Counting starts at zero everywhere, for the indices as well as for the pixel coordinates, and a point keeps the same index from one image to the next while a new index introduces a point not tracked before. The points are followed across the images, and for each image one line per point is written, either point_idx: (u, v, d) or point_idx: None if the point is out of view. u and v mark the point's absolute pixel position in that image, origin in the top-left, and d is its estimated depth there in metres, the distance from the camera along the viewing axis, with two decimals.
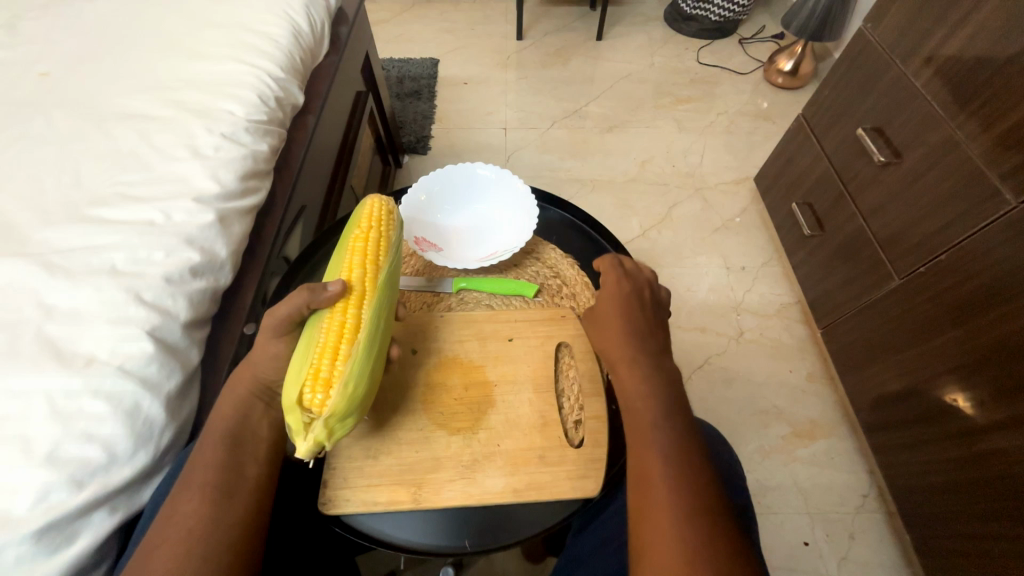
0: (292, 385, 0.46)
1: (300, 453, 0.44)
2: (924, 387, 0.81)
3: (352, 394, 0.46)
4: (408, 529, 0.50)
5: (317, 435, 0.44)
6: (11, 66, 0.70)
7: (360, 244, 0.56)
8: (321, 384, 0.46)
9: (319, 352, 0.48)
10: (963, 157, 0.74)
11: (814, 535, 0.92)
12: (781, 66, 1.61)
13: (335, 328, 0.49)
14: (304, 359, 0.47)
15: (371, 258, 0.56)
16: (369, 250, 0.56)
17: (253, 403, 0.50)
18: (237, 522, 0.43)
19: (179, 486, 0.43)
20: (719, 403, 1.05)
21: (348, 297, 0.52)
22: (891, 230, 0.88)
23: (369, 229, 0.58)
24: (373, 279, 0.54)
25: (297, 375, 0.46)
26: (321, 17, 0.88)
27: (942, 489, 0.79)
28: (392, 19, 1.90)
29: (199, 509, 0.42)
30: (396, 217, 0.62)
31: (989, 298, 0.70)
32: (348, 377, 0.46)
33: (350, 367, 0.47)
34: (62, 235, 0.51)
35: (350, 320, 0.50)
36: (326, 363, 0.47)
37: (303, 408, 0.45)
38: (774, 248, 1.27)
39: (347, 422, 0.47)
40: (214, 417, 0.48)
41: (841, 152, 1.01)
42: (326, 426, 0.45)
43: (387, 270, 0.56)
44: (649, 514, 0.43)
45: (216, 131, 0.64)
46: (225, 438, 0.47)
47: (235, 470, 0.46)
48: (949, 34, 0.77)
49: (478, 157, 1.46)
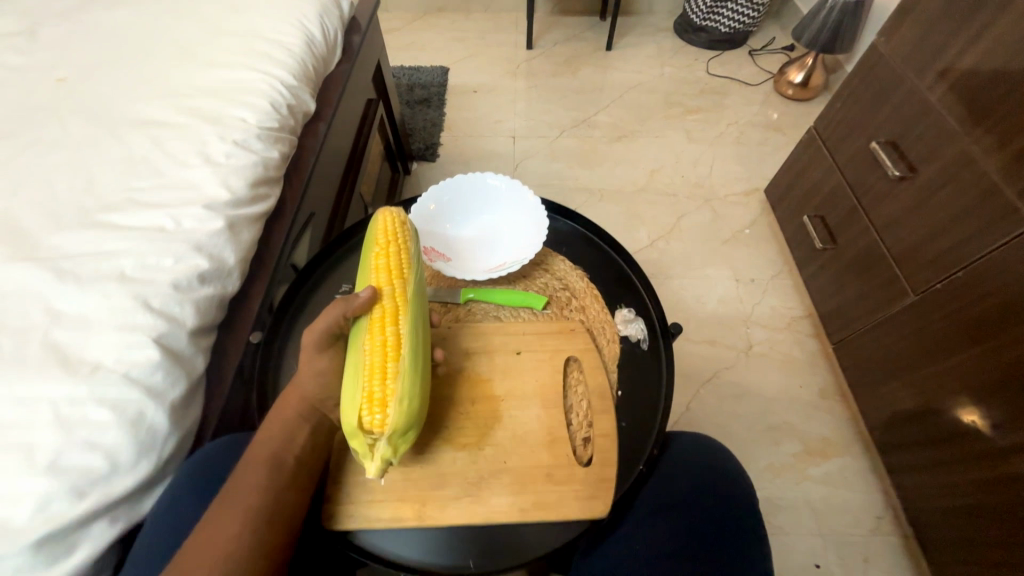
0: (349, 411, 0.46)
1: (371, 474, 0.45)
2: (940, 407, 0.79)
3: (409, 408, 0.46)
4: (418, 551, 0.49)
5: (382, 454, 0.45)
6: (29, 72, 0.71)
7: (383, 260, 0.56)
8: (377, 404, 0.45)
9: (367, 374, 0.47)
10: (980, 172, 0.73)
11: (826, 557, 0.89)
12: (791, 78, 1.61)
13: (378, 348, 0.49)
14: (355, 384, 0.47)
15: (397, 272, 0.55)
16: (392, 265, 0.56)
17: (300, 425, 0.49)
18: (267, 549, 0.42)
19: (218, 507, 0.43)
20: (728, 418, 1.04)
21: (384, 315, 0.51)
22: (906, 245, 0.86)
23: (389, 244, 0.58)
24: (402, 294, 0.54)
25: (351, 400, 0.46)
26: (334, 26, 0.89)
27: (961, 514, 0.76)
28: (402, 28, 1.92)
29: (239, 534, 0.41)
30: (410, 227, 0.62)
31: (1006, 318, 0.68)
32: (402, 392, 0.46)
33: (402, 382, 0.46)
34: (73, 241, 0.52)
35: (390, 338, 0.50)
36: (378, 384, 0.46)
37: (364, 431, 0.45)
38: (785, 261, 1.26)
39: (409, 435, 0.47)
40: (261, 438, 0.48)
41: (854, 165, 1.00)
42: (390, 444, 0.45)
43: (414, 281, 0.55)
44: None
45: (228, 138, 0.64)
46: (268, 457, 0.46)
47: (275, 497, 0.45)
48: (965, 47, 0.76)
49: (487, 165, 1.46)
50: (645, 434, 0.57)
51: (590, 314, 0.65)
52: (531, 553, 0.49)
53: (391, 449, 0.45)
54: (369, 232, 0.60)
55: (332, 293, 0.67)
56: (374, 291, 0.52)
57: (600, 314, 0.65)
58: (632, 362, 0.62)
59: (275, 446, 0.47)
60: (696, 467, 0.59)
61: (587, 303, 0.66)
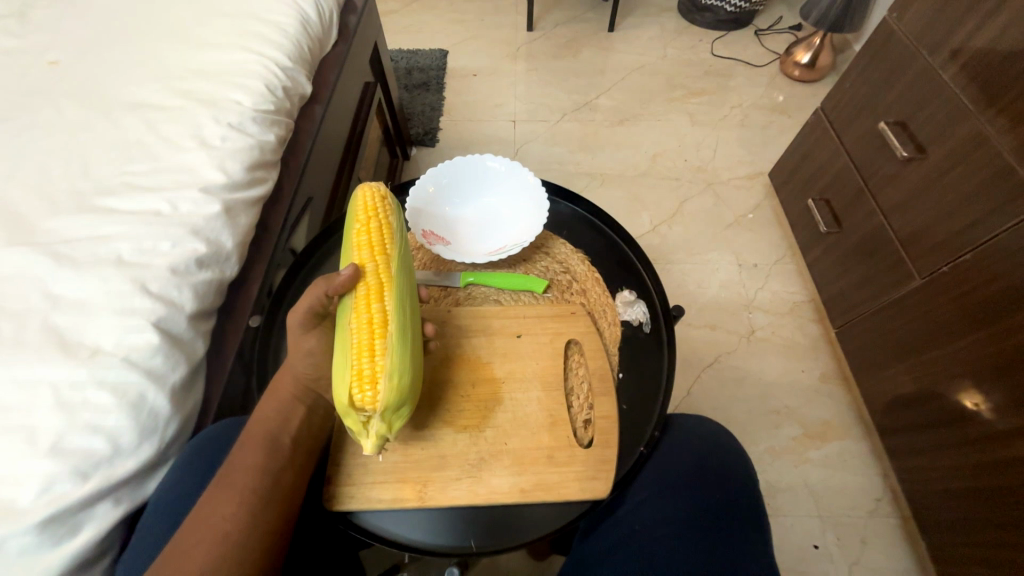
0: (340, 390, 0.46)
1: (368, 450, 0.45)
2: (944, 390, 0.78)
3: (400, 383, 0.45)
4: (418, 531, 0.49)
5: (378, 430, 0.45)
6: (20, 55, 0.70)
7: (364, 237, 0.55)
8: (367, 381, 0.45)
9: (355, 353, 0.47)
10: (991, 153, 0.71)
11: (825, 538, 0.90)
12: (798, 58, 1.57)
13: (364, 325, 0.48)
14: (344, 363, 0.47)
15: (379, 248, 0.54)
16: (374, 241, 0.55)
17: (296, 407, 0.50)
18: (267, 527, 0.43)
19: (217, 486, 0.44)
20: (729, 403, 1.04)
21: (369, 292, 0.51)
22: (913, 228, 0.85)
23: (369, 220, 0.57)
24: (386, 270, 0.53)
25: (341, 380, 0.46)
26: (330, 6, 0.87)
27: (961, 496, 0.77)
28: (400, 10, 1.88)
29: (237, 512, 0.42)
30: (391, 201, 0.61)
31: (1013, 301, 0.67)
32: (391, 368, 0.46)
33: (390, 358, 0.46)
34: (68, 225, 0.51)
35: (376, 314, 0.49)
36: (367, 361, 0.46)
37: (356, 409, 0.45)
38: (788, 245, 1.25)
39: (402, 410, 0.47)
40: (255, 419, 0.48)
41: (860, 146, 0.98)
42: (383, 420, 0.45)
43: (398, 256, 0.54)
44: None
45: (223, 120, 0.63)
46: (265, 439, 0.47)
47: (273, 478, 0.45)
48: (980, 23, 0.73)
49: (487, 150, 1.44)
50: (646, 417, 0.57)
51: (591, 298, 0.64)
52: (530, 533, 0.49)
53: (385, 425, 0.45)
54: (350, 209, 0.59)
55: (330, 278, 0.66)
56: (357, 268, 0.51)
57: (601, 298, 0.64)
58: (633, 345, 0.62)
59: (271, 428, 0.47)
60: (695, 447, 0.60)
61: (589, 287, 0.65)
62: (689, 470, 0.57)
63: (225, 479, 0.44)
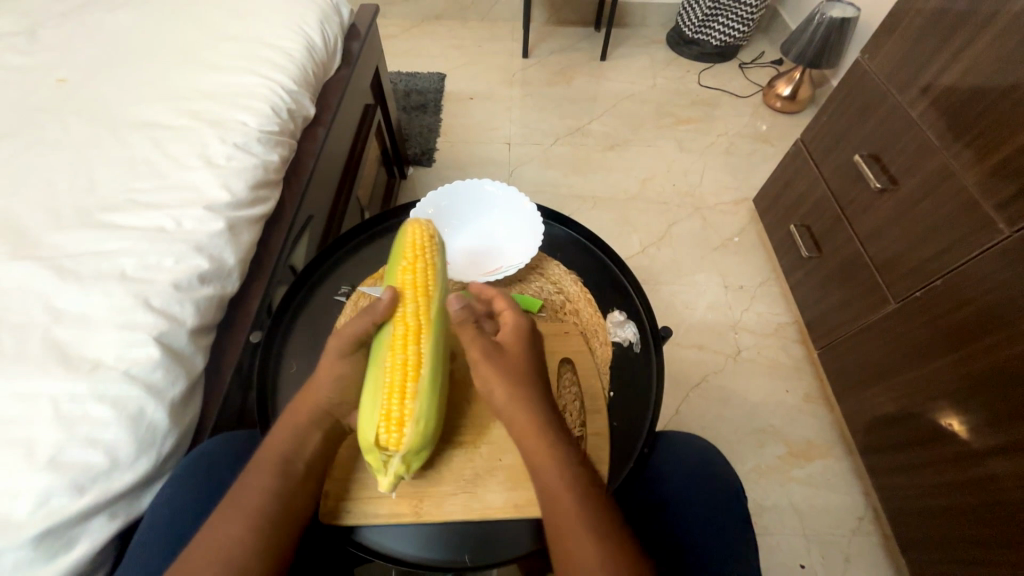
0: (367, 427, 0.48)
1: (383, 487, 0.48)
2: (922, 410, 0.81)
3: (424, 429, 0.48)
4: (413, 545, 0.51)
5: (396, 471, 0.47)
6: (29, 72, 0.71)
7: (410, 276, 0.56)
8: (394, 424, 0.47)
9: (386, 392, 0.49)
10: (958, 185, 0.76)
11: (810, 557, 0.91)
12: (779, 91, 1.65)
13: (399, 367, 0.50)
14: (374, 401, 0.49)
15: (422, 289, 0.56)
16: (418, 282, 0.56)
17: (312, 430, 0.50)
18: (266, 551, 0.43)
19: (224, 508, 0.44)
20: (716, 421, 1.06)
21: (406, 333, 0.52)
22: (888, 253, 0.89)
23: (416, 259, 0.58)
24: (426, 312, 0.54)
25: (370, 416, 0.48)
26: (335, 33, 0.91)
27: (938, 514, 0.79)
28: (399, 34, 1.94)
29: (243, 535, 0.43)
30: (437, 241, 0.61)
31: (983, 324, 0.70)
32: (419, 415, 0.48)
33: (420, 405, 0.48)
34: (73, 239, 0.52)
35: (411, 357, 0.51)
36: (396, 404, 0.48)
37: (379, 447, 0.48)
38: (772, 268, 1.29)
39: (422, 453, 0.49)
40: (270, 443, 0.49)
41: (837, 176, 1.03)
42: (403, 461, 0.48)
43: (438, 300, 0.56)
44: (565, 530, 0.45)
45: (229, 141, 0.65)
46: (277, 460, 0.48)
47: (285, 500, 0.46)
48: (946, 65, 0.79)
49: (482, 171, 1.48)
50: (635, 435, 0.58)
51: (584, 318, 0.67)
52: (520, 548, 0.51)
53: (404, 465, 0.48)
54: (398, 242, 0.61)
55: (330, 295, 0.68)
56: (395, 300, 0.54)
57: (593, 318, 0.66)
58: (623, 364, 0.64)
59: (284, 451, 0.48)
60: (685, 464, 0.61)
61: (581, 307, 0.67)
62: (678, 488, 0.59)
63: (235, 500, 0.45)
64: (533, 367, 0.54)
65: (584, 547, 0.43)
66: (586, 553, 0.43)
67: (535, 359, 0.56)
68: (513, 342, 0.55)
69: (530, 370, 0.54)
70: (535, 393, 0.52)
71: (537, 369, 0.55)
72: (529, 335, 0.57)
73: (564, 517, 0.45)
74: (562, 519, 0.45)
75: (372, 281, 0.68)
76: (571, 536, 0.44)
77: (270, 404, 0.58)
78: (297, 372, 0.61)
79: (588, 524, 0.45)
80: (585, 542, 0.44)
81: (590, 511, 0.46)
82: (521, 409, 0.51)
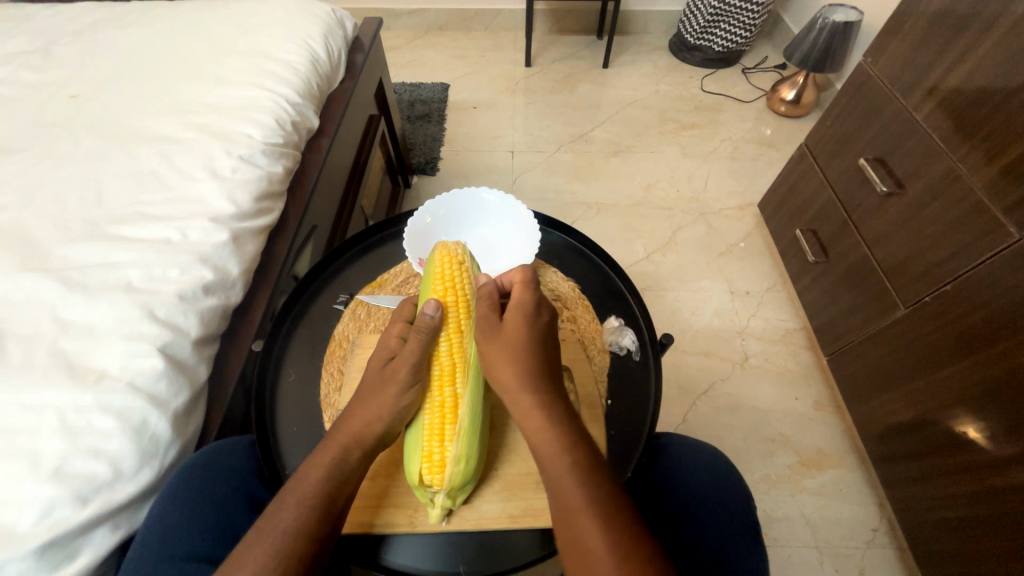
0: (412, 467, 0.52)
1: (432, 517, 0.51)
2: (937, 416, 0.79)
3: (465, 470, 0.51)
4: (422, 561, 0.51)
5: (443, 503, 0.51)
6: (44, 88, 0.73)
7: (451, 298, 0.59)
8: (437, 466, 0.51)
9: (427, 435, 0.52)
10: (966, 188, 0.75)
11: (822, 569, 0.89)
12: (784, 95, 1.65)
13: (437, 411, 0.54)
14: (417, 443, 0.52)
15: (455, 327, 0.58)
16: (457, 320, 0.59)
17: (349, 450, 0.51)
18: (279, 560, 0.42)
19: (252, 534, 0.43)
20: (723, 430, 1.04)
21: (443, 375, 0.56)
22: (895, 258, 0.88)
23: (446, 291, 0.60)
24: (461, 352, 0.57)
25: (413, 459, 0.52)
26: (338, 46, 0.93)
27: (957, 526, 0.76)
28: (404, 46, 1.98)
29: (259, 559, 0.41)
30: (468, 264, 0.62)
31: (993, 331, 0.69)
32: (458, 457, 0.51)
33: (459, 448, 0.51)
34: (81, 252, 0.53)
35: (448, 399, 0.54)
36: (437, 446, 0.51)
37: (424, 486, 0.51)
38: (778, 274, 1.28)
39: (465, 488, 0.52)
40: (314, 458, 0.49)
41: (843, 181, 1.02)
42: (447, 496, 0.51)
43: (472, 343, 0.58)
44: (569, 511, 0.44)
45: (234, 153, 0.66)
46: (319, 496, 0.46)
47: (324, 511, 0.46)
48: (951, 67, 0.78)
49: (486, 178, 1.49)
50: (634, 443, 0.58)
51: (581, 323, 0.67)
52: (522, 558, 0.51)
53: (449, 500, 0.51)
54: (428, 267, 0.62)
55: (329, 303, 0.69)
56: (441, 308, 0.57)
57: (590, 325, 0.67)
58: (622, 372, 0.63)
59: (324, 486, 0.47)
60: (688, 477, 0.60)
61: (578, 313, 0.68)
62: (694, 498, 0.58)
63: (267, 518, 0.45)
64: (535, 344, 0.55)
65: (590, 530, 0.42)
66: (591, 536, 0.41)
67: (539, 337, 0.55)
68: (514, 314, 0.56)
69: (531, 347, 0.54)
70: (533, 371, 0.53)
71: (541, 348, 0.55)
72: (537, 312, 0.57)
73: (566, 495, 0.44)
74: (565, 497, 0.44)
75: (370, 290, 0.70)
76: (578, 520, 0.43)
77: (268, 415, 0.59)
78: (296, 381, 0.62)
79: (590, 508, 0.43)
80: (591, 525, 0.42)
81: (591, 492, 0.44)
82: (517, 390, 0.52)
